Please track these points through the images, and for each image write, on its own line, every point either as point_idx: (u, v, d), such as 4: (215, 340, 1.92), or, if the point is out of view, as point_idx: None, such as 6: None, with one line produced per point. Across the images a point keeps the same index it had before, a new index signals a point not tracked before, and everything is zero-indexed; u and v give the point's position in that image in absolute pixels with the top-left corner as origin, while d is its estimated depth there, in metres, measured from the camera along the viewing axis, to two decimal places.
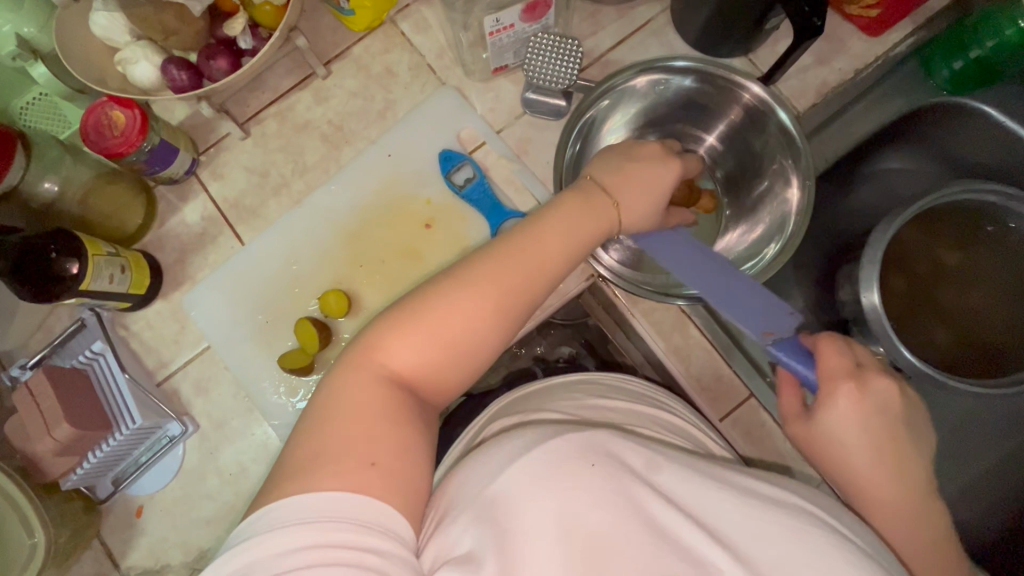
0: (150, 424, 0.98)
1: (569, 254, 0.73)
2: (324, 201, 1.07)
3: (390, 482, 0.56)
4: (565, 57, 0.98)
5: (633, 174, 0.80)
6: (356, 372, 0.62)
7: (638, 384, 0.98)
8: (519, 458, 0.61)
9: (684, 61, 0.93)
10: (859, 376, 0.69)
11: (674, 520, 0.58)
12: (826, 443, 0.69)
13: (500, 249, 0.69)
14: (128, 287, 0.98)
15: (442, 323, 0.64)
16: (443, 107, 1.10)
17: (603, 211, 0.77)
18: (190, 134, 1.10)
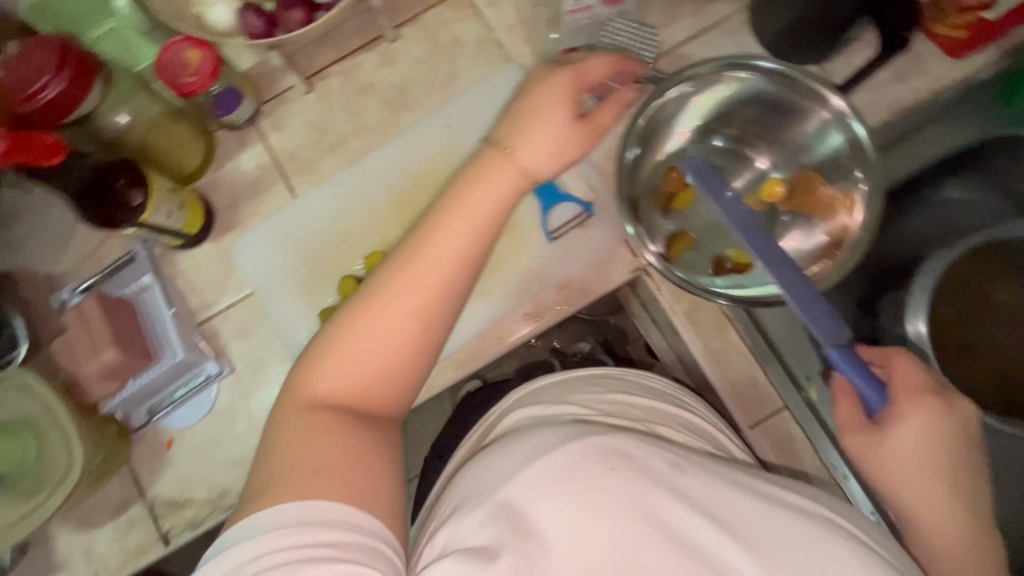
0: (190, 359, 1.01)
1: (476, 233, 0.70)
2: (379, 165, 1.08)
3: (339, 483, 0.59)
4: (643, 42, 0.98)
5: (526, 135, 0.75)
6: (289, 411, 0.65)
7: (658, 380, 0.98)
8: (538, 459, 0.64)
9: (769, 62, 0.91)
10: (942, 396, 0.70)
11: (699, 527, 0.58)
12: (891, 461, 0.70)
13: (403, 258, 0.68)
14: (182, 225, 1.00)
15: (353, 342, 0.65)
16: (506, 84, 1.09)
17: (506, 182, 0.72)
18: (255, 83, 1.11)
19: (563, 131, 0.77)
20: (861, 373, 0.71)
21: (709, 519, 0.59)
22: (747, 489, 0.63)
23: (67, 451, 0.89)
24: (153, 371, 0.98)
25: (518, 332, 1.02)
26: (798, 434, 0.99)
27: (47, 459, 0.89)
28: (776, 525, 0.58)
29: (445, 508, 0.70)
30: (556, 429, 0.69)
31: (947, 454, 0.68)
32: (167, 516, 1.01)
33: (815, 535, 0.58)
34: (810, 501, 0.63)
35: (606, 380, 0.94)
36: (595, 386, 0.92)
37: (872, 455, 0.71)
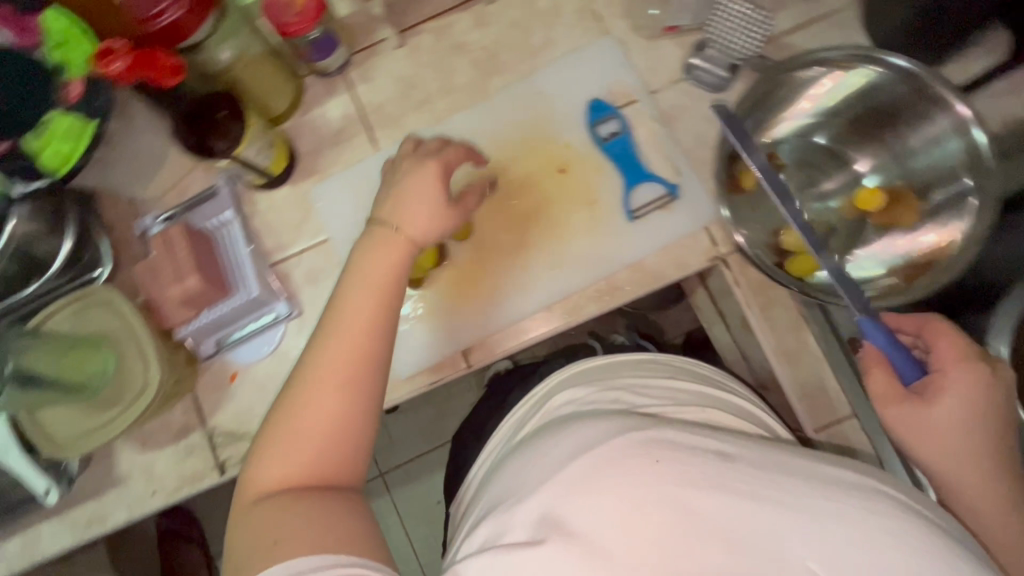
0: (261, 297, 1.03)
1: (383, 294, 0.76)
2: (464, 125, 1.08)
3: (342, 537, 0.63)
4: (754, 27, 0.97)
5: (403, 197, 0.83)
6: (247, 510, 0.68)
7: (708, 367, 0.98)
8: (579, 456, 0.63)
9: (904, 61, 0.86)
10: (977, 362, 0.75)
11: (751, 512, 0.57)
12: (925, 431, 0.75)
13: (318, 337, 0.73)
14: (268, 165, 1.02)
15: (295, 427, 0.69)
16: (599, 57, 1.07)
17: (393, 246, 0.80)
18: (348, 33, 1.11)
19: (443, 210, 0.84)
20: (891, 342, 0.78)
21: (756, 502, 0.58)
22: (795, 471, 0.61)
23: (144, 370, 0.93)
24: (227, 304, 1.00)
25: (587, 308, 1.01)
26: (864, 443, 0.97)
27: (127, 374, 0.94)
28: (827, 513, 0.57)
29: (496, 486, 0.71)
30: (596, 423, 0.67)
31: (986, 418, 0.74)
32: (226, 446, 1.03)
33: (868, 523, 0.56)
34: (860, 480, 0.61)
35: (646, 364, 0.94)
36: (634, 371, 0.91)
37: (907, 422, 0.76)
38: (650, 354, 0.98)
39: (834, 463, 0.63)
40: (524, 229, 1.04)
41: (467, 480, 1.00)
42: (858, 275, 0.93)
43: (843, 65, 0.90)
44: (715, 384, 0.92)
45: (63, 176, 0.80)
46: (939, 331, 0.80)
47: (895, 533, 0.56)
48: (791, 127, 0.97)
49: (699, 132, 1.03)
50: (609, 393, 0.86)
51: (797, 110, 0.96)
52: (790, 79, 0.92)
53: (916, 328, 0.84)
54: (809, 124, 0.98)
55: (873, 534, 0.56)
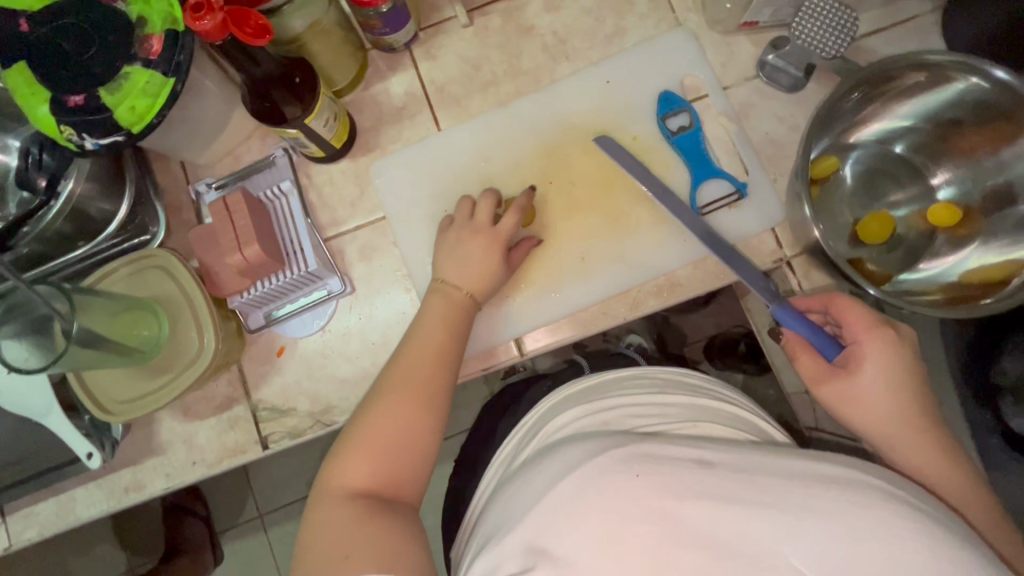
0: (317, 273, 1.01)
1: (450, 337, 0.88)
2: (530, 109, 1.06)
3: (379, 552, 0.68)
4: (840, 28, 0.93)
5: (463, 251, 0.94)
6: (327, 502, 0.75)
7: (697, 377, 0.98)
8: (561, 480, 0.64)
9: (1006, 74, 0.82)
10: (883, 326, 0.79)
11: (735, 516, 0.57)
12: (855, 405, 0.78)
13: (391, 365, 0.85)
14: (331, 137, 0.99)
15: (377, 435, 0.78)
16: (672, 49, 1.05)
17: (461, 300, 0.92)
18: (416, 9, 1.09)
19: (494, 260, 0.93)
20: (808, 326, 0.84)
21: (738, 504, 0.57)
22: (774, 470, 0.60)
23: (199, 340, 0.92)
24: (282, 277, 0.98)
25: (645, 302, 1.00)
26: None
27: (181, 342, 0.93)
28: (811, 511, 0.56)
29: (503, 499, 0.72)
30: (583, 445, 0.69)
31: (909, 383, 0.77)
32: (270, 422, 1.01)
33: (853, 515, 0.55)
34: (844, 471, 0.60)
35: (638, 383, 0.92)
36: (622, 392, 0.90)
37: (840, 399, 0.79)
38: (639, 369, 0.97)
39: (819, 458, 0.62)
40: (583, 219, 1.02)
41: (469, 515, 0.96)
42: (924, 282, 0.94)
43: (944, 72, 0.86)
44: (711, 395, 0.91)
45: (138, 133, 0.77)
46: (843, 306, 0.82)
47: (883, 524, 0.54)
48: (874, 130, 0.97)
49: (769, 132, 1.01)
50: (597, 414, 0.86)
51: (890, 113, 0.95)
52: (878, 83, 0.90)
53: (823, 303, 0.86)
54: (898, 128, 0.96)
55: (859, 525, 0.54)
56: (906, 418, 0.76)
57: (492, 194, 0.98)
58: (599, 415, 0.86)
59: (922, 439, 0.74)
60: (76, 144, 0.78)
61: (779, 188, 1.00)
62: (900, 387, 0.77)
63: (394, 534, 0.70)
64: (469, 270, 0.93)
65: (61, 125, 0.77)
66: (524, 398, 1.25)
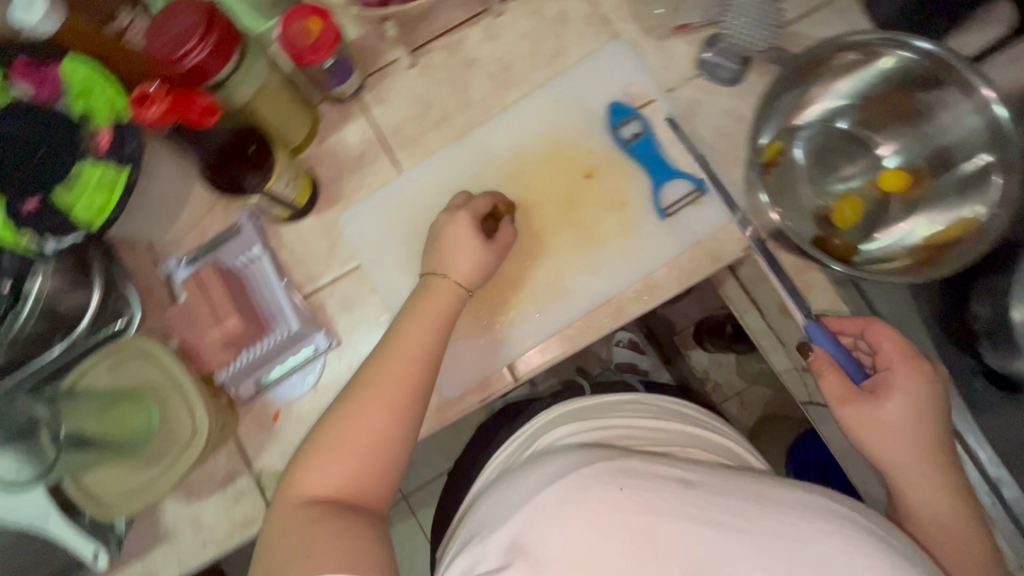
0: (300, 332, 1.02)
1: (431, 335, 0.87)
2: (487, 138, 1.08)
3: (348, 556, 0.69)
4: (765, 22, 1.00)
5: (450, 251, 0.93)
6: (286, 503, 0.78)
7: (688, 406, 1.01)
8: (542, 491, 0.67)
9: (928, 44, 0.88)
10: (915, 360, 0.84)
11: (710, 537, 0.61)
12: (875, 432, 0.82)
13: (368, 363, 0.85)
14: (294, 197, 1.00)
15: (344, 436, 0.79)
16: (613, 60, 1.08)
17: (444, 293, 0.92)
18: (359, 57, 1.10)
19: (481, 247, 0.94)
20: (835, 345, 0.88)
21: (718, 528, 0.62)
22: (753, 495, 0.65)
23: (191, 419, 0.91)
24: (266, 342, 0.99)
25: (628, 308, 1.02)
26: None
27: (173, 426, 0.91)
28: (785, 539, 0.61)
29: (484, 508, 0.75)
30: (566, 457, 0.72)
31: (927, 419, 0.81)
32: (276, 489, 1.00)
33: (823, 543, 0.60)
34: (818, 500, 0.65)
35: (624, 404, 0.95)
36: (615, 414, 0.92)
37: (860, 418, 0.83)
38: (636, 394, 1.00)
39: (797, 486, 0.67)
40: (554, 237, 1.04)
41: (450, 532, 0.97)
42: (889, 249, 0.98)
43: (871, 49, 0.92)
44: (698, 422, 0.95)
45: (98, 229, 0.76)
46: (879, 334, 0.87)
47: (846, 553, 0.60)
48: (817, 112, 1.00)
49: (719, 126, 1.05)
50: (583, 429, 0.89)
51: (827, 93, 0.99)
52: (814, 66, 0.95)
53: (858, 328, 0.91)
54: (837, 107, 1.00)
55: (828, 558, 0.60)
56: (914, 445, 0.80)
57: (492, 195, 1.00)
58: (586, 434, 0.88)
59: (928, 474, 0.79)
60: (37, 247, 0.78)
61: (736, 179, 1.03)
62: (925, 424, 0.81)
63: (358, 538, 0.72)
64: (461, 262, 0.93)
65: (19, 232, 0.76)
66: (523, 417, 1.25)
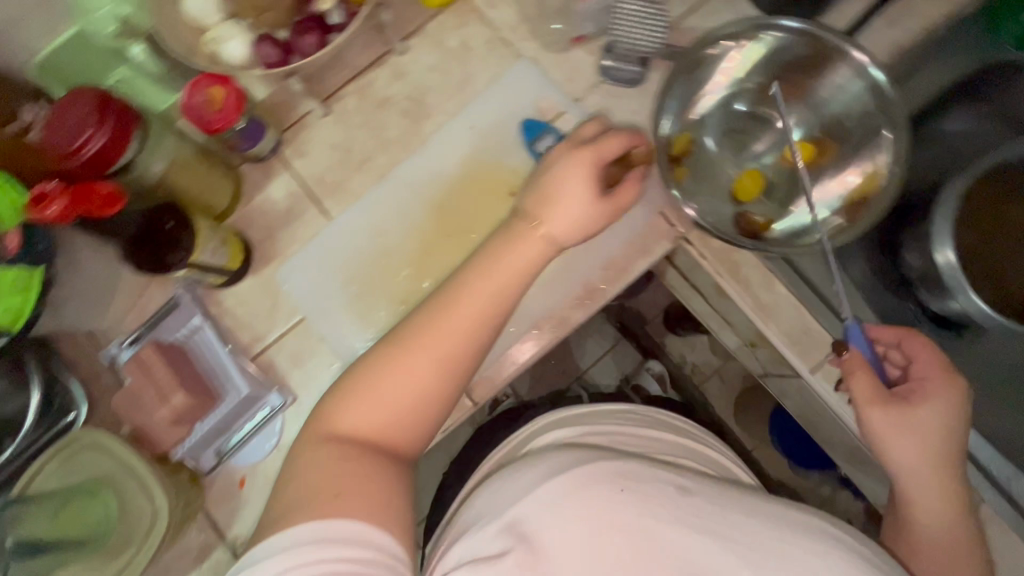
0: (254, 394, 1.02)
1: (502, 293, 0.77)
2: (410, 174, 1.10)
3: (367, 503, 0.64)
4: (653, 23, 1.03)
5: (557, 198, 0.82)
6: (312, 443, 0.71)
7: (684, 420, 1.02)
8: (546, 484, 0.70)
9: (797, 22, 0.94)
10: (948, 375, 0.81)
11: (697, 540, 0.64)
12: (905, 440, 0.77)
13: (428, 316, 0.75)
14: (224, 261, 1.00)
15: (390, 384, 0.72)
16: (519, 79, 1.11)
17: (532, 246, 0.80)
18: (272, 114, 1.11)
19: (591, 206, 0.83)
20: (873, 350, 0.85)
21: (706, 532, 0.65)
22: (743, 507, 0.68)
23: (151, 503, 0.91)
24: (220, 410, 0.99)
25: (571, 316, 1.04)
26: None
27: (133, 513, 0.91)
28: (777, 546, 0.63)
29: (476, 506, 0.76)
30: (569, 454, 0.75)
31: (951, 436, 0.78)
32: None
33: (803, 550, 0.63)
34: (803, 515, 0.68)
35: (622, 414, 0.96)
36: (613, 420, 0.94)
37: (891, 424, 0.78)
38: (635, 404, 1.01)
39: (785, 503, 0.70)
40: None
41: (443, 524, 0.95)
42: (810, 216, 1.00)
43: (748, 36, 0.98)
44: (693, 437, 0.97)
45: (20, 329, 0.83)
46: (918, 346, 0.85)
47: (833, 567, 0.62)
48: (713, 103, 1.04)
49: (630, 127, 1.08)
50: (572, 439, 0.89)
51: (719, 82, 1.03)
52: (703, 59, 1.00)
53: (892, 338, 0.89)
54: (729, 93, 1.04)
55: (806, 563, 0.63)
56: (928, 449, 0.77)
57: (623, 133, 0.87)
58: (585, 437, 0.89)
59: (944, 491, 0.77)
60: None
61: None
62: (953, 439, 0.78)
63: (376, 481, 0.67)
64: (563, 211, 0.82)
65: None
66: (496, 435, 1.26)
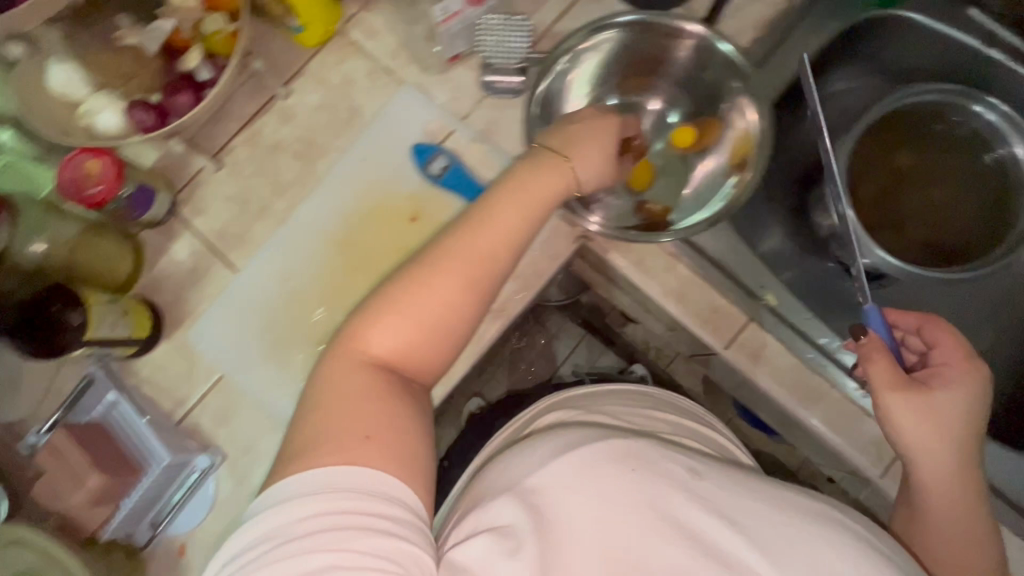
0: (179, 460, 0.99)
1: (527, 217, 0.79)
2: (310, 214, 1.10)
3: (385, 452, 0.65)
4: (515, 35, 1.07)
5: (573, 137, 0.91)
6: (342, 361, 0.71)
7: (690, 402, 0.99)
8: (565, 453, 0.66)
9: (632, 14, 0.99)
10: (971, 359, 0.81)
11: (709, 527, 0.60)
12: (924, 419, 0.76)
13: (452, 238, 0.75)
14: (129, 332, 0.99)
15: (427, 305, 0.72)
16: (405, 105, 1.12)
17: (555, 174, 0.85)
18: (164, 176, 1.10)
19: (604, 159, 0.92)
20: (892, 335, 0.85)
21: (722, 520, 0.60)
22: (760, 496, 0.63)
23: None
24: (143, 483, 0.95)
25: (487, 330, 1.05)
26: (770, 339, 1.04)
27: None
28: (795, 544, 0.58)
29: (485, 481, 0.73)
30: (586, 428, 0.71)
31: (970, 423, 0.77)
32: None
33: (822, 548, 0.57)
34: (817, 506, 0.63)
35: (637, 398, 0.92)
36: (622, 399, 0.91)
37: (911, 408, 0.77)
38: (640, 386, 0.98)
39: (802, 493, 0.65)
40: None
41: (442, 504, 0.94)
42: (704, 194, 1.05)
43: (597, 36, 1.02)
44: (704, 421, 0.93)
45: None
46: (936, 331, 0.85)
47: (848, 559, 0.57)
48: (583, 104, 1.07)
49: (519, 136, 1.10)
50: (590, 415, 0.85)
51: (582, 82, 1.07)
52: (564, 62, 1.03)
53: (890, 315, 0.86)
54: (598, 91, 1.08)
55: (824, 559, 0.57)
56: (943, 437, 0.75)
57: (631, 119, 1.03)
58: (589, 416, 0.86)
59: (961, 478, 0.76)
60: None
61: None
62: (974, 425, 0.77)
63: (401, 424, 0.68)
64: (588, 155, 0.90)
65: None
66: None
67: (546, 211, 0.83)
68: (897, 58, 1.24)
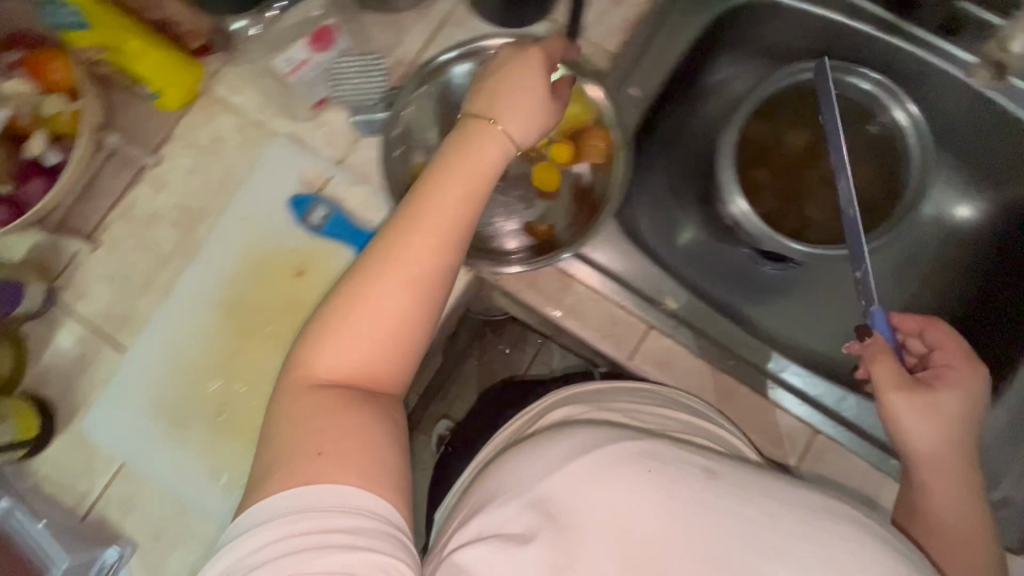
0: (83, 559, 0.95)
1: (467, 202, 0.72)
2: (194, 282, 1.07)
3: (337, 467, 0.61)
4: (373, 76, 1.10)
5: (498, 93, 0.79)
6: (295, 391, 0.67)
7: (704, 403, 0.88)
8: (581, 454, 0.63)
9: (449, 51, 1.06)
10: (973, 360, 0.86)
11: (730, 530, 0.56)
12: (930, 411, 0.78)
13: (387, 241, 0.69)
14: (12, 434, 0.96)
15: (370, 316, 0.66)
16: (280, 156, 1.10)
17: (491, 143, 0.76)
18: (37, 264, 1.06)
19: (541, 102, 0.80)
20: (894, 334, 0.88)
21: (742, 522, 0.56)
22: (782, 497, 0.59)
23: None
24: None
25: None
26: (672, 344, 1.03)
27: None
28: (805, 541, 0.55)
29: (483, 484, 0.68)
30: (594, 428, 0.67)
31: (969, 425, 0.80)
32: None
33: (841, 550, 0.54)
34: (838, 504, 0.60)
35: (644, 394, 0.85)
36: (632, 396, 0.83)
37: (914, 404, 0.79)
38: (654, 386, 0.88)
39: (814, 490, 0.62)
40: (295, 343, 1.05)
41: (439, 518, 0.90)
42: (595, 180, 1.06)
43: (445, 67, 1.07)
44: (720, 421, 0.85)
45: None
46: (941, 337, 0.90)
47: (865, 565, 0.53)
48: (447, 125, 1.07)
49: None
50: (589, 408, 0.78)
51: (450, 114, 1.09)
52: (416, 94, 1.06)
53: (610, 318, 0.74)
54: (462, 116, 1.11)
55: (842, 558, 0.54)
56: (948, 435, 0.78)
57: (565, 75, 0.90)
58: (606, 411, 0.78)
59: (966, 478, 0.77)
60: None
61: None
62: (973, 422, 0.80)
63: (363, 444, 0.63)
64: (517, 101, 0.78)
65: None
66: None
67: (489, 186, 0.75)
68: (771, 40, 1.26)
